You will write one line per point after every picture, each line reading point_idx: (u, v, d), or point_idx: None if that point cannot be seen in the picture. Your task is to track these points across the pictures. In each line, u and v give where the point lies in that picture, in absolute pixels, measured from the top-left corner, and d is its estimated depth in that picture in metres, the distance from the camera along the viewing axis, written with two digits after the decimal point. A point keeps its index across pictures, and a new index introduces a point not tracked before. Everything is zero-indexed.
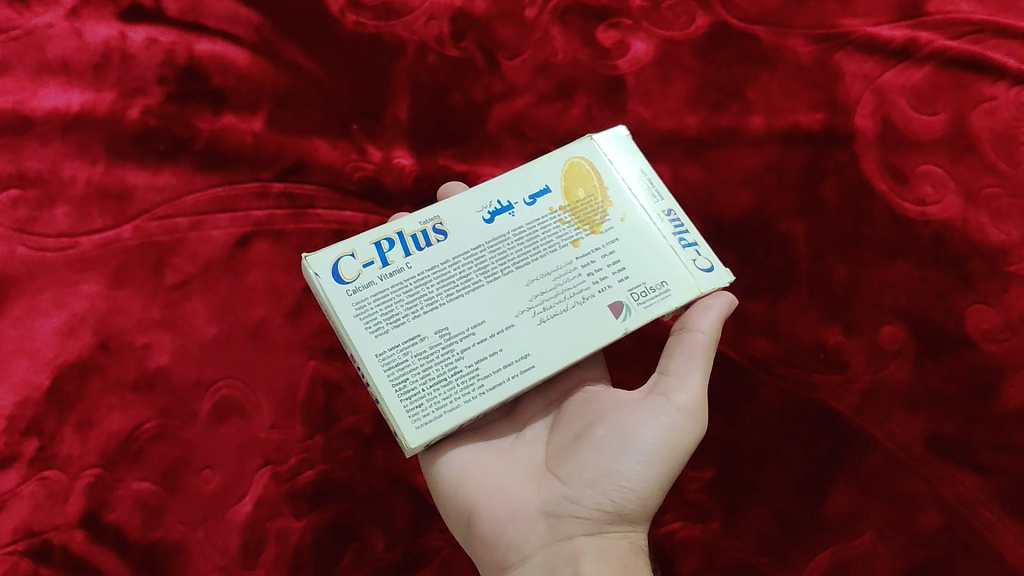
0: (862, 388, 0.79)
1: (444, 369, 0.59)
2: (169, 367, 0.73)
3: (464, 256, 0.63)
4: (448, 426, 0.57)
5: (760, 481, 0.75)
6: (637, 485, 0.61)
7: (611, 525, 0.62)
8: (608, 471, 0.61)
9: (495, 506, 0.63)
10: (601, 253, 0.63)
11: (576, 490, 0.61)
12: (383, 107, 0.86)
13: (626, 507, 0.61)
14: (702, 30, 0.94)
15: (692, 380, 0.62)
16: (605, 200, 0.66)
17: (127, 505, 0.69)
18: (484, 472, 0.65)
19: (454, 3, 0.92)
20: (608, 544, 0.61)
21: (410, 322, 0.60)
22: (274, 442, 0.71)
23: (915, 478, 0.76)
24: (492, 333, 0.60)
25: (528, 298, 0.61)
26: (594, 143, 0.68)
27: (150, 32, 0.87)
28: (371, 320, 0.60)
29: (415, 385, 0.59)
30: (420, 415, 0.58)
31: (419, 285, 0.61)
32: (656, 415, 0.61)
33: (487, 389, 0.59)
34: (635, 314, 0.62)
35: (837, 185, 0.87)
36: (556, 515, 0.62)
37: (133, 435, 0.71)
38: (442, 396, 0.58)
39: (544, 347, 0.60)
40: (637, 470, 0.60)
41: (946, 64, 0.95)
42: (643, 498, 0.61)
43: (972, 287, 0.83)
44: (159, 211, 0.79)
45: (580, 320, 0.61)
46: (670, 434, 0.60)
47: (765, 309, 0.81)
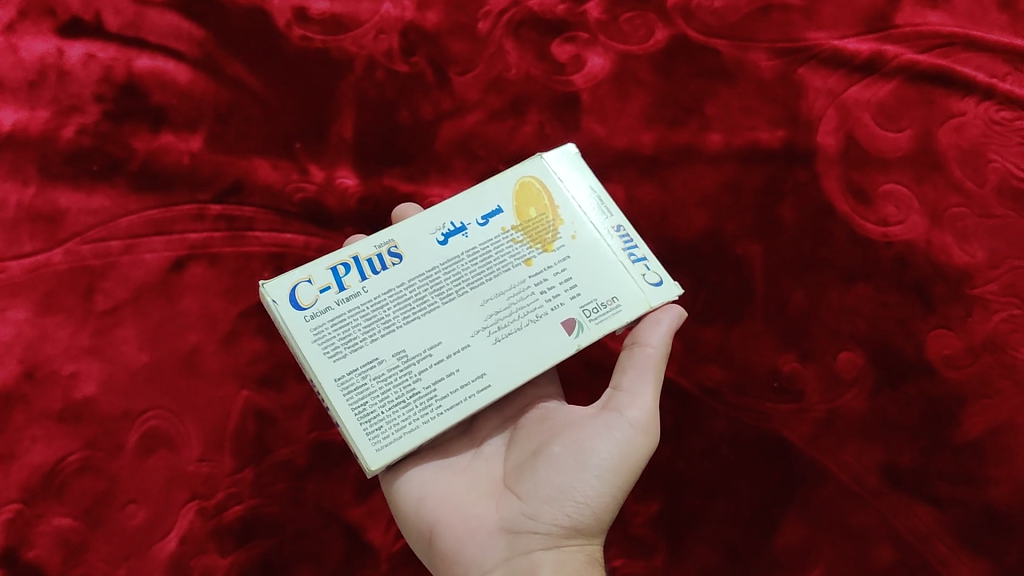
0: (817, 417, 0.76)
1: (402, 391, 0.56)
2: (97, 397, 0.71)
3: (419, 278, 0.60)
4: (406, 449, 0.55)
5: (707, 514, 0.73)
6: (593, 501, 0.57)
7: (567, 540, 0.58)
8: (564, 487, 0.57)
9: (450, 525, 0.59)
10: (554, 272, 0.60)
11: (533, 506, 0.58)
12: (327, 125, 0.83)
13: (583, 522, 0.58)
14: (661, 44, 0.91)
15: (644, 395, 0.58)
16: (556, 218, 0.62)
17: (47, 542, 0.66)
18: (440, 488, 0.61)
19: (405, 16, 0.90)
20: (567, 558, 0.58)
21: (368, 346, 0.57)
22: (202, 476, 0.69)
23: (868, 511, 0.73)
24: (448, 354, 0.57)
25: (482, 317, 0.58)
26: (543, 161, 0.65)
27: (88, 48, 0.85)
28: (329, 345, 0.57)
29: (375, 409, 0.56)
30: (380, 437, 0.55)
31: (376, 308, 0.58)
32: (609, 431, 0.58)
33: (446, 409, 0.56)
34: (588, 331, 0.59)
35: (796, 206, 0.84)
36: (514, 530, 0.58)
37: (57, 468, 0.68)
38: (401, 418, 0.56)
39: (501, 367, 0.57)
40: (593, 485, 0.57)
41: (913, 79, 0.92)
42: (599, 513, 0.58)
43: (934, 311, 0.80)
44: (92, 234, 0.77)
45: (535, 338, 0.58)
46: (625, 447, 0.57)
47: (717, 335, 0.79)
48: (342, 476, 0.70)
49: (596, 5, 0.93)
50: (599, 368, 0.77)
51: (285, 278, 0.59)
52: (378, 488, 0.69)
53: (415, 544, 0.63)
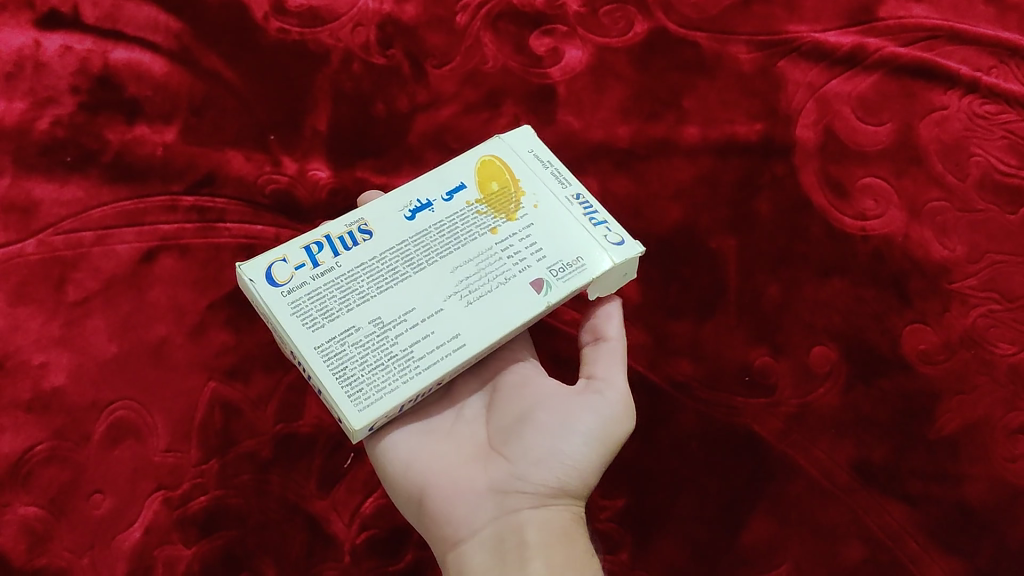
0: (788, 412, 0.76)
1: (380, 354, 0.55)
2: (65, 387, 0.71)
3: (391, 251, 0.59)
4: (389, 407, 0.53)
5: (673, 510, 0.73)
6: (580, 464, 0.57)
7: (554, 500, 0.58)
8: (552, 450, 0.57)
9: (438, 484, 0.58)
10: (519, 238, 0.60)
11: (521, 467, 0.57)
12: (302, 117, 0.83)
13: (570, 486, 0.58)
14: (640, 37, 0.92)
15: (619, 379, 0.60)
16: (518, 190, 0.62)
17: (11, 531, 0.67)
18: (426, 448, 0.60)
19: (382, 9, 0.90)
20: (555, 518, 0.57)
21: (345, 316, 0.55)
22: (168, 467, 0.69)
23: (838, 507, 0.72)
24: (423, 318, 0.56)
25: (453, 282, 0.57)
26: (501, 141, 0.65)
27: (65, 40, 0.85)
28: (307, 316, 0.55)
29: (355, 372, 0.54)
30: (361, 398, 0.53)
31: (350, 280, 0.57)
32: (592, 402, 0.58)
33: (424, 369, 0.55)
34: (556, 289, 0.58)
35: (772, 199, 0.84)
36: (503, 491, 0.57)
37: (24, 457, 0.69)
38: (380, 379, 0.54)
39: (474, 326, 0.56)
40: (580, 448, 0.57)
41: (895, 72, 0.91)
42: (586, 476, 0.58)
43: (910, 306, 0.80)
44: (65, 224, 0.77)
45: (506, 301, 0.57)
46: (609, 416, 0.58)
47: (689, 329, 0.78)
48: (307, 468, 0.70)
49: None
50: (567, 360, 0.76)
51: (258, 259, 0.57)
52: (341, 482, 0.70)
53: (401, 504, 0.61)
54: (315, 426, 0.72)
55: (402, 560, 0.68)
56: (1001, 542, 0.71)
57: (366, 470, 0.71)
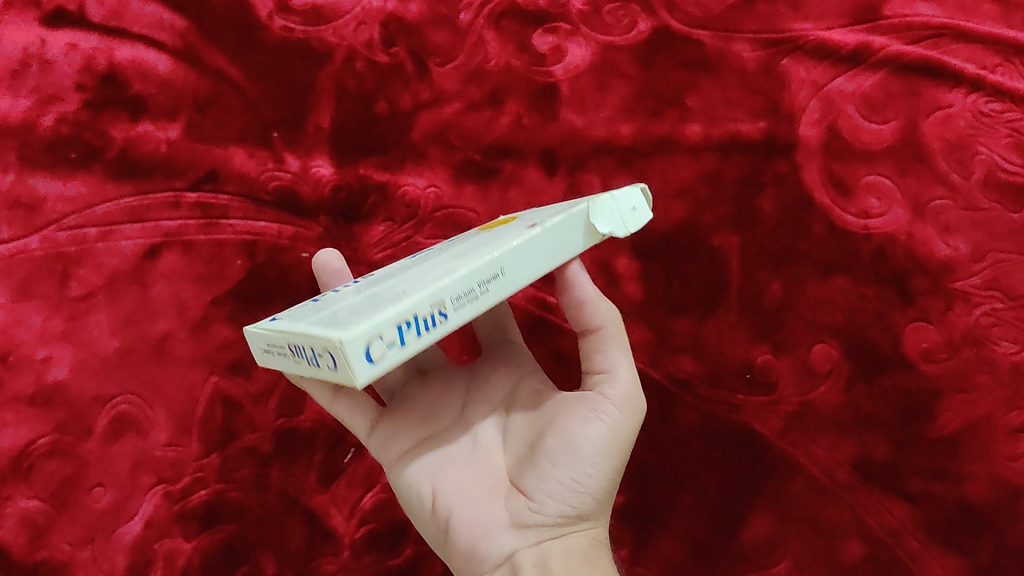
0: (788, 410, 0.76)
1: (371, 298, 0.44)
2: (68, 381, 0.73)
3: (389, 274, 0.52)
4: (382, 315, 0.41)
5: (673, 506, 0.75)
6: (594, 486, 0.57)
7: (574, 524, 0.57)
8: (567, 480, 0.56)
9: (458, 521, 0.58)
10: (518, 222, 0.54)
11: (539, 500, 0.56)
12: (304, 115, 0.83)
13: (586, 508, 0.57)
14: (644, 35, 0.89)
15: (621, 371, 0.57)
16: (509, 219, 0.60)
17: (12, 524, 0.69)
18: (445, 480, 0.59)
19: (386, 7, 0.88)
20: (574, 543, 0.57)
21: (334, 303, 0.46)
22: (167, 462, 0.72)
23: (838, 504, 0.74)
24: (421, 272, 0.47)
25: (450, 254, 0.49)
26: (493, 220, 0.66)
27: (70, 37, 0.84)
28: (293, 316, 0.46)
29: (340, 314, 0.43)
30: (347, 321, 0.41)
31: (345, 294, 0.49)
32: (596, 415, 0.56)
33: (420, 285, 0.43)
34: (559, 215, 0.50)
35: (775, 197, 0.83)
36: (523, 524, 0.56)
37: (26, 451, 0.71)
38: (368, 309, 0.42)
39: (479, 253, 0.47)
40: (592, 471, 0.56)
41: (900, 70, 0.89)
42: (600, 494, 0.57)
43: (912, 304, 0.80)
44: (69, 220, 0.77)
45: (511, 235, 0.49)
46: (617, 427, 0.57)
47: (691, 326, 0.79)
48: (306, 463, 0.72)
49: None
50: (567, 357, 0.77)
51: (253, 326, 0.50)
52: (341, 477, 0.72)
53: (425, 533, 0.61)
54: (316, 421, 0.73)
55: (402, 554, 0.71)
56: (1001, 540, 0.73)
57: (365, 465, 0.72)
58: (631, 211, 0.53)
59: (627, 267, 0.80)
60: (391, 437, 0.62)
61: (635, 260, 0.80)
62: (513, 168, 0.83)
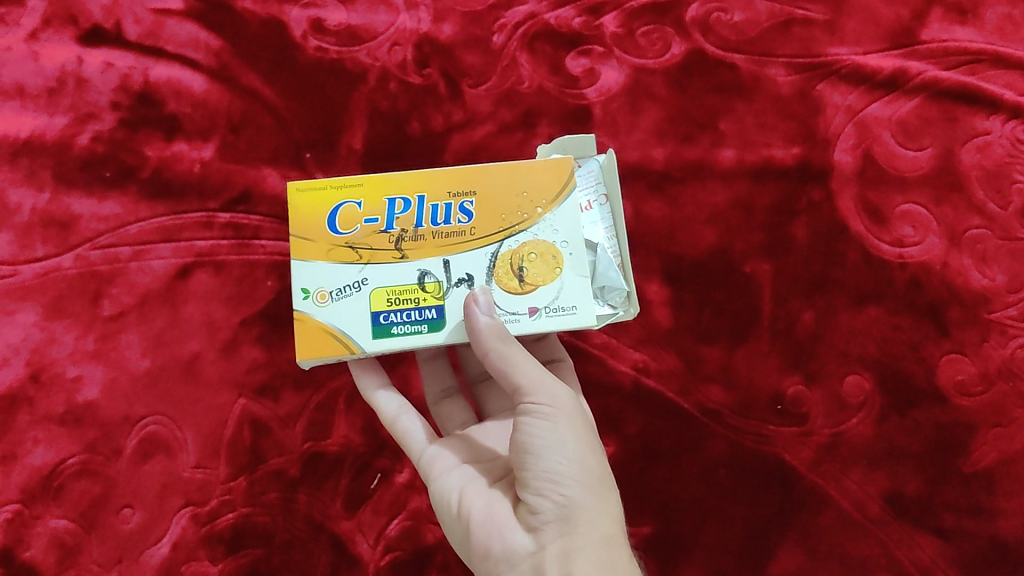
0: (820, 441, 0.76)
1: None
2: (98, 402, 0.74)
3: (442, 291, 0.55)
4: None
5: (700, 539, 0.74)
6: (576, 472, 0.53)
7: (580, 515, 0.52)
8: (539, 476, 0.52)
9: (479, 543, 0.55)
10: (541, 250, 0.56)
11: (532, 504, 0.53)
12: (338, 135, 0.82)
13: (583, 501, 0.52)
14: (677, 59, 0.86)
15: (532, 369, 0.54)
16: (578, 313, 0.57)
17: (43, 543, 0.71)
18: (466, 503, 0.57)
19: (421, 28, 0.86)
20: (586, 531, 0.52)
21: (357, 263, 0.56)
22: (197, 482, 0.72)
23: (869, 539, 0.74)
24: None
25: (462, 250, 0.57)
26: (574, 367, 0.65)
27: (107, 56, 0.84)
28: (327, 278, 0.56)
29: None
30: None
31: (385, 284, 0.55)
32: (534, 418, 0.53)
33: None
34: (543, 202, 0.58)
35: (809, 225, 0.81)
36: (532, 528, 0.53)
37: (57, 470, 0.73)
38: None
39: None
40: (566, 460, 0.53)
41: (938, 96, 0.85)
42: (588, 479, 0.53)
43: (947, 336, 0.78)
44: (102, 239, 0.78)
45: None
46: (557, 421, 0.53)
47: (720, 355, 0.78)
48: (334, 488, 0.73)
49: (613, 17, 0.88)
50: (591, 385, 0.76)
51: (311, 341, 0.54)
52: (367, 503, 0.72)
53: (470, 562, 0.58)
54: (343, 446, 0.73)
55: None
56: None
57: (391, 491, 0.73)
58: (586, 142, 0.59)
59: (657, 293, 0.79)
60: (438, 454, 0.61)
61: (665, 286, 0.79)
62: None
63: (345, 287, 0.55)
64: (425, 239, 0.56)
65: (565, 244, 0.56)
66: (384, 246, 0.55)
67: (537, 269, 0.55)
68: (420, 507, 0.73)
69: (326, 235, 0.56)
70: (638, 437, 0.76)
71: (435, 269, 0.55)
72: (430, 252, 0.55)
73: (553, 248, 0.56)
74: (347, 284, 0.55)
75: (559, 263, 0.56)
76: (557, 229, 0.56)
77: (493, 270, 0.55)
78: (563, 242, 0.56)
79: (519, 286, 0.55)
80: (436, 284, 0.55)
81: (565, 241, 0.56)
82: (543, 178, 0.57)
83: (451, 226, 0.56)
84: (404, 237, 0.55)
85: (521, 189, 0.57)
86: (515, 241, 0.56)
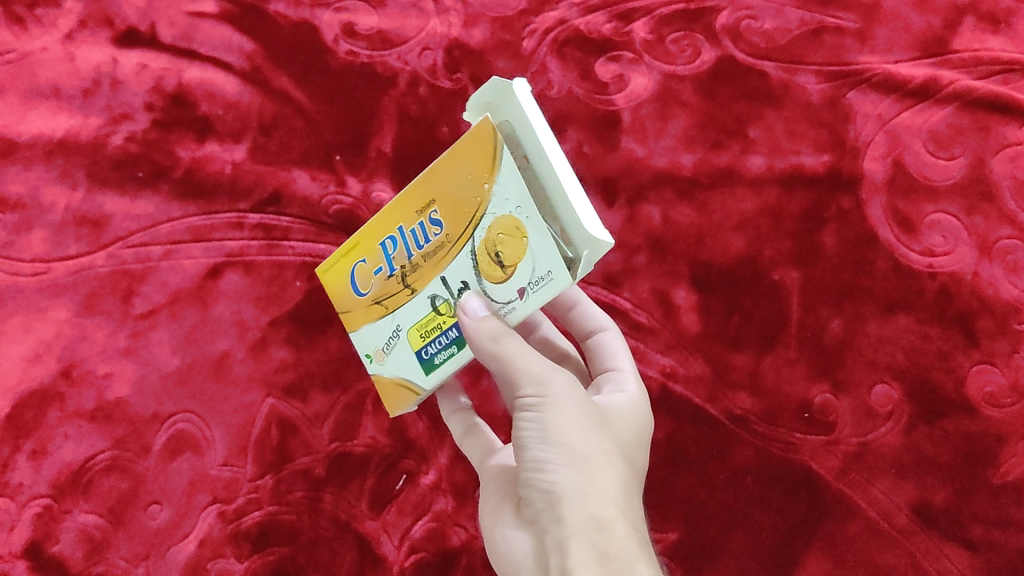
0: (847, 450, 0.75)
1: None
2: (128, 399, 0.75)
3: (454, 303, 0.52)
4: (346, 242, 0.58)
5: (727, 545, 0.74)
6: (564, 458, 0.51)
7: (568, 500, 0.50)
8: (534, 467, 0.51)
9: (501, 538, 0.55)
10: (505, 227, 0.48)
11: (532, 495, 0.52)
12: (367, 138, 0.83)
13: (570, 487, 0.50)
14: (707, 65, 0.86)
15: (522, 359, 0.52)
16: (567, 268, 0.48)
17: (72, 538, 0.72)
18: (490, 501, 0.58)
19: (451, 33, 0.87)
20: (575, 515, 0.49)
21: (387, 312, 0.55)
22: (224, 480, 0.73)
23: (897, 550, 0.73)
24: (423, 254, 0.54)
25: None
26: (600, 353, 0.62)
27: (142, 57, 0.86)
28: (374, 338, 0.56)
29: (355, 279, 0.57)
30: None
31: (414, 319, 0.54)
32: (521, 411, 0.52)
33: None
34: None
35: (838, 233, 0.81)
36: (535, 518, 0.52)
37: (86, 466, 0.73)
38: None
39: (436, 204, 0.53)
40: (553, 448, 0.51)
41: (970, 106, 0.85)
42: (578, 460, 0.50)
43: (977, 346, 0.77)
44: (134, 238, 0.79)
45: None
46: (546, 410, 0.51)
47: (748, 361, 0.77)
48: (359, 488, 0.73)
49: (643, 24, 0.88)
50: None
51: (392, 397, 0.57)
52: (392, 504, 0.73)
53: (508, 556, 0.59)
54: (370, 446, 0.74)
55: None
56: None
57: (416, 492, 0.73)
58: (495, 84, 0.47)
59: (686, 299, 0.79)
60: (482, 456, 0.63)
61: (693, 291, 0.79)
62: None
63: (389, 340, 0.55)
64: (421, 264, 0.53)
65: (520, 209, 0.47)
66: (397, 289, 0.54)
67: (509, 249, 0.48)
68: (445, 508, 0.73)
69: (356, 301, 0.56)
70: (663, 442, 0.76)
71: (440, 290, 0.52)
72: (429, 276, 0.52)
73: (513, 220, 0.48)
74: (388, 337, 0.55)
75: (523, 233, 0.48)
76: (509, 197, 0.48)
77: (479, 267, 0.50)
78: (516, 208, 0.47)
79: (503, 272, 0.49)
80: (448, 304, 0.52)
81: (518, 205, 0.47)
82: (477, 152, 0.48)
83: (432, 243, 0.52)
84: (406, 273, 0.53)
85: (466, 172, 0.49)
86: (482, 230, 0.49)
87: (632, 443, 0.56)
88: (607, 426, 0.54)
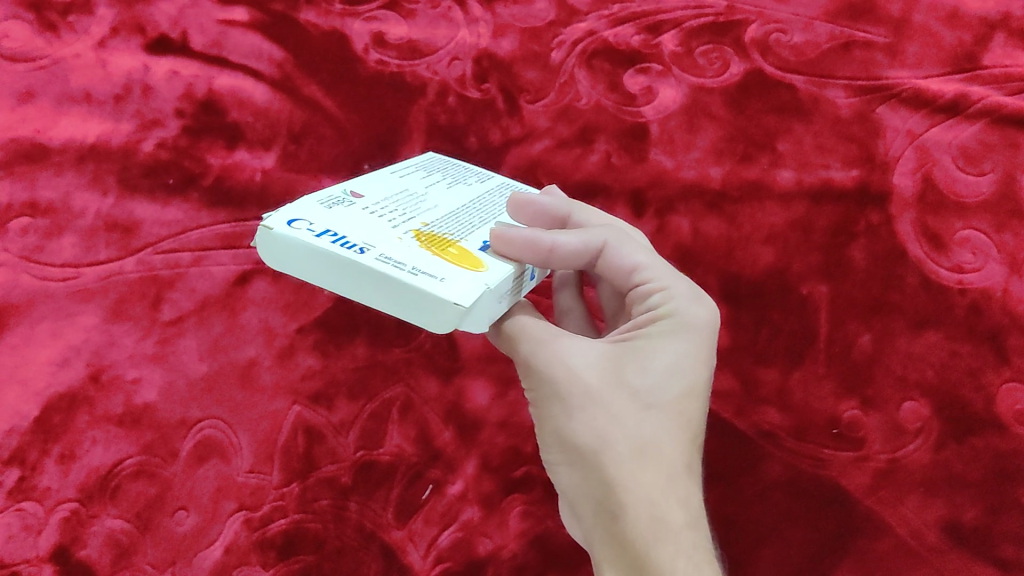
0: (876, 467, 0.72)
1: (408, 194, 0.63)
2: (156, 404, 0.73)
3: None
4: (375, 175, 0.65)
5: (755, 563, 0.69)
6: (565, 451, 0.54)
7: (579, 491, 0.53)
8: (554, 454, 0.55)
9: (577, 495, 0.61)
10: None
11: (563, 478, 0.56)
12: (396, 148, 0.84)
13: (578, 479, 0.53)
14: (736, 78, 0.89)
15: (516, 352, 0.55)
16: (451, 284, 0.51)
17: (99, 542, 0.68)
18: None
19: (480, 44, 0.90)
20: (587, 508, 0.53)
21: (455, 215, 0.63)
22: (250, 487, 0.71)
23: (926, 568, 0.68)
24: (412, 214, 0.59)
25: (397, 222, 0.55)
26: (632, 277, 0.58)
27: (172, 65, 0.88)
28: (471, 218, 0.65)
29: None
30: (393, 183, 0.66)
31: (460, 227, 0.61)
32: (533, 401, 0.55)
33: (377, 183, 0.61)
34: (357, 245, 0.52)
35: (867, 247, 0.81)
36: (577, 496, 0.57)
37: (113, 471, 0.70)
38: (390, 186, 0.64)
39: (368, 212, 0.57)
40: (555, 442, 0.54)
41: (999, 122, 0.86)
42: (574, 449, 0.53)
43: (1007, 363, 0.75)
44: (164, 245, 0.79)
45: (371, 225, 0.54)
46: (541, 403, 0.54)
47: (777, 376, 0.76)
48: (385, 497, 0.72)
49: (672, 36, 0.92)
50: None
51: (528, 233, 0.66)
52: (419, 513, 0.72)
53: None
54: (395, 455, 0.73)
55: None
56: None
57: (443, 502, 0.72)
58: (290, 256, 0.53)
59: None
60: None
61: (723, 304, 0.78)
62: (602, 206, 0.81)
63: None
64: None
65: None
66: None
67: None
68: (471, 519, 0.72)
69: None
70: None
71: None
72: None
73: None
74: None
75: None
76: None
77: None
78: None
79: None
80: None
81: None
82: None
83: None
84: None
85: None
86: None
87: (660, 376, 0.53)
88: (617, 386, 0.53)
